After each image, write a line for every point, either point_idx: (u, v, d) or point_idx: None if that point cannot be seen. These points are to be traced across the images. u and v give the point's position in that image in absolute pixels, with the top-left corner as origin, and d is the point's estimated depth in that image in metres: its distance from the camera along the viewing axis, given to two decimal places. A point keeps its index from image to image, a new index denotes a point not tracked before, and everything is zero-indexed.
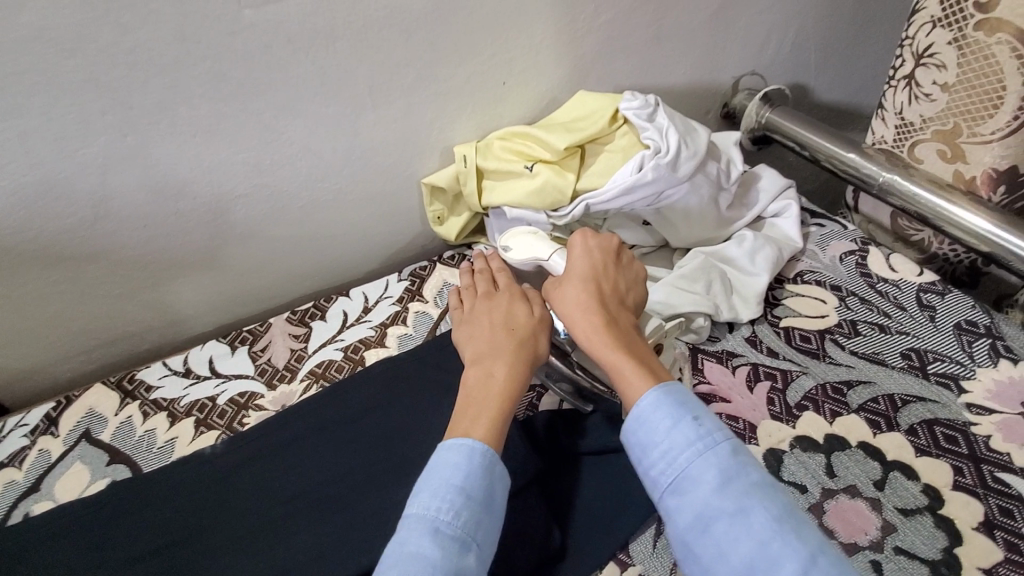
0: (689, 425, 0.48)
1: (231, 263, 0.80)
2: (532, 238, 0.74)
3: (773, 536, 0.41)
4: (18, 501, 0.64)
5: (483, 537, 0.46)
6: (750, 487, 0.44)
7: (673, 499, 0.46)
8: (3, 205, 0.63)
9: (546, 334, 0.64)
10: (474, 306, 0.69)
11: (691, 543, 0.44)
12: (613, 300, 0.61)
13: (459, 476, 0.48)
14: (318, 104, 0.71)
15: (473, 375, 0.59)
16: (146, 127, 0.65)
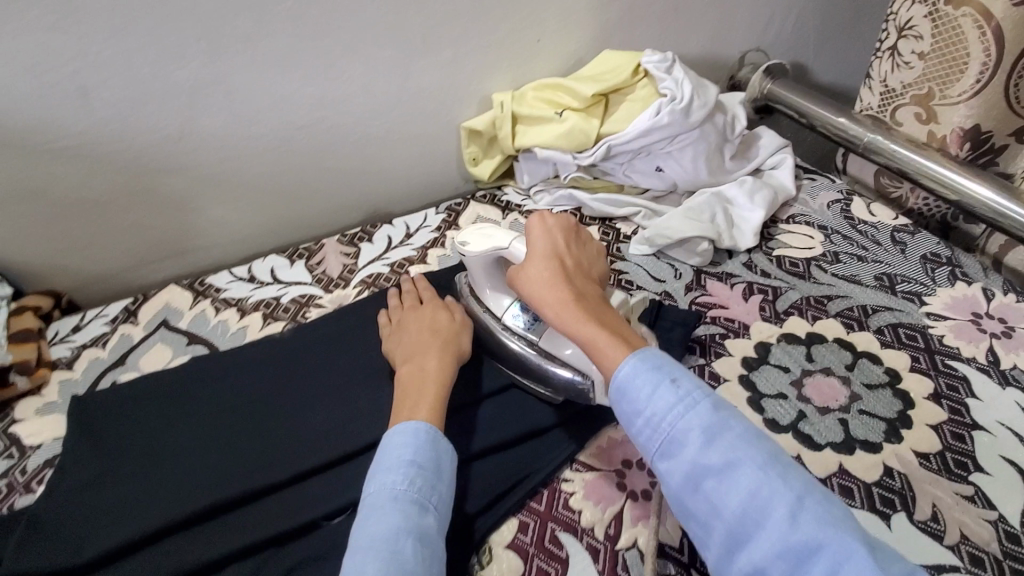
0: (669, 387, 0.45)
1: (291, 189, 0.87)
2: (489, 230, 0.66)
3: (762, 485, 0.40)
4: (104, 373, 0.72)
5: (439, 501, 0.48)
6: (734, 439, 0.42)
7: (662, 463, 0.44)
8: (106, 115, 0.71)
9: (469, 336, 0.67)
10: (400, 319, 0.69)
11: (685, 504, 0.43)
12: (575, 277, 0.58)
13: (410, 451, 0.50)
14: (379, 46, 0.80)
15: (406, 370, 0.60)
16: (232, 56, 0.73)
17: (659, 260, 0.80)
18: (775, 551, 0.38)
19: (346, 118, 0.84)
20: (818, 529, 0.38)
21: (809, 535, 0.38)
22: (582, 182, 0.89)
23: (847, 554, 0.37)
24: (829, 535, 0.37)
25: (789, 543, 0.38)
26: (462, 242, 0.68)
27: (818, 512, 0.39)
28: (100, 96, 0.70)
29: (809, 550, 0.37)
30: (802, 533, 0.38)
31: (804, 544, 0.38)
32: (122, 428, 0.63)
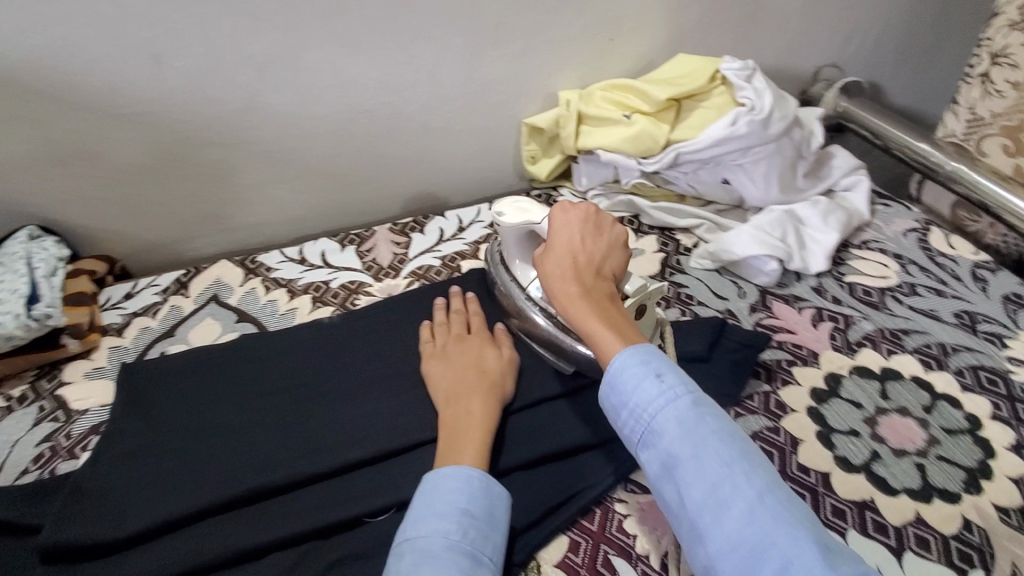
0: (651, 378, 0.44)
1: (347, 172, 0.86)
2: (527, 204, 0.65)
3: (728, 484, 0.38)
4: (154, 343, 0.71)
5: (493, 553, 0.45)
6: (709, 433, 0.41)
7: (643, 453, 0.44)
8: (177, 84, 0.71)
9: (514, 374, 0.61)
10: (446, 344, 0.64)
11: (660, 494, 0.42)
12: (589, 271, 0.54)
13: (463, 499, 0.47)
14: (452, 33, 0.78)
15: (451, 412, 0.56)
16: (305, 32, 0.72)
17: (721, 276, 0.77)
18: (729, 545, 0.36)
19: (409, 104, 0.83)
20: (774, 529, 0.36)
21: (764, 534, 0.36)
22: (643, 189, 0.86)
23: (799, 557, 0.34)
24: (785, 537, 0.35)
25: (742, 539, 0.36)
26: (497, 212, 0.66)
27: (780, 514, 0.37)
28: (173, 65, 0.69)
29: (760, 547, 0.36)
30: (757, 530, 0.36)
31: (757, 542, 0.36)
32: (169, 404, 0.61)
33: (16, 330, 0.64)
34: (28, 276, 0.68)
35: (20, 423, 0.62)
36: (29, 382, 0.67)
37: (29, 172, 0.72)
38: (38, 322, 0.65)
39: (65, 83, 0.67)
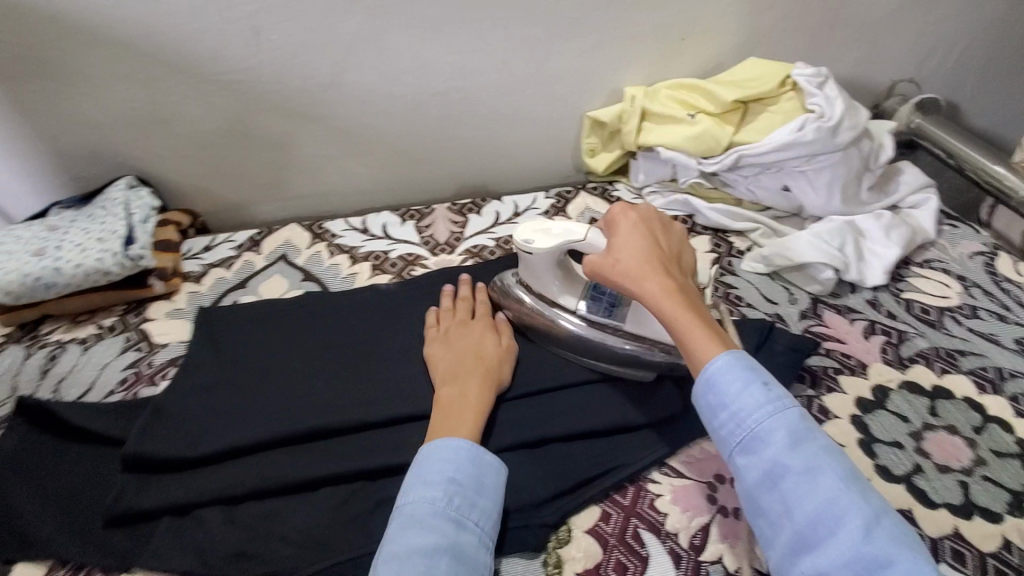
0: (760, 387, 0.45)
1: (414, 151, 0.90)
2: (551, 225, 0.62)
3: (841, 495, 0.40)
4: (228, 292, 0.77)
5: (480, 519, 0.47)
6: (818, 449, 0.43)
7: (742, 457, 0.45)
8: (270, 56, 0.76)
9: (511, 363, 0.62)
10: (448, 329, 0.65)
11: (759, 499, 0.43)
12: (669, 265, 0.57)
13: (451, 468, 0.48)
14: (527, 24, 0.80)
15: (447, 393, 0.57)
16: (390, 15, 0.75)
17: (774, 282, 0.77)
18: (841, 556, 0.39)
19: (480, 90, 0.85)
20: (888, 545, 0.38)
21: (879, 550, 0.38)
22: (700, 190, 0.87)
23: (916, 575, 0.36)
24: (900, 556, 0.37)
25: (856, 553, 0.38)
26: (524, 240, 0.62)
27: (891, 534, 0.39)
28: (269, 38, 0.75)
29: (875, 562, 0.38)
30: (870, 545, 0.38)
31: (872, 557, 0.38)
32: (240, 347, 0.67)
33: (114, 266, 0.70)
34: (127, 220, 0.74)
35: (109, 350, 0.69)
36: (118, 314, 0.73)
37: (134, 127, 0.80)
38: (132, 261, 0.71)
39: (174, 48, 0.74)
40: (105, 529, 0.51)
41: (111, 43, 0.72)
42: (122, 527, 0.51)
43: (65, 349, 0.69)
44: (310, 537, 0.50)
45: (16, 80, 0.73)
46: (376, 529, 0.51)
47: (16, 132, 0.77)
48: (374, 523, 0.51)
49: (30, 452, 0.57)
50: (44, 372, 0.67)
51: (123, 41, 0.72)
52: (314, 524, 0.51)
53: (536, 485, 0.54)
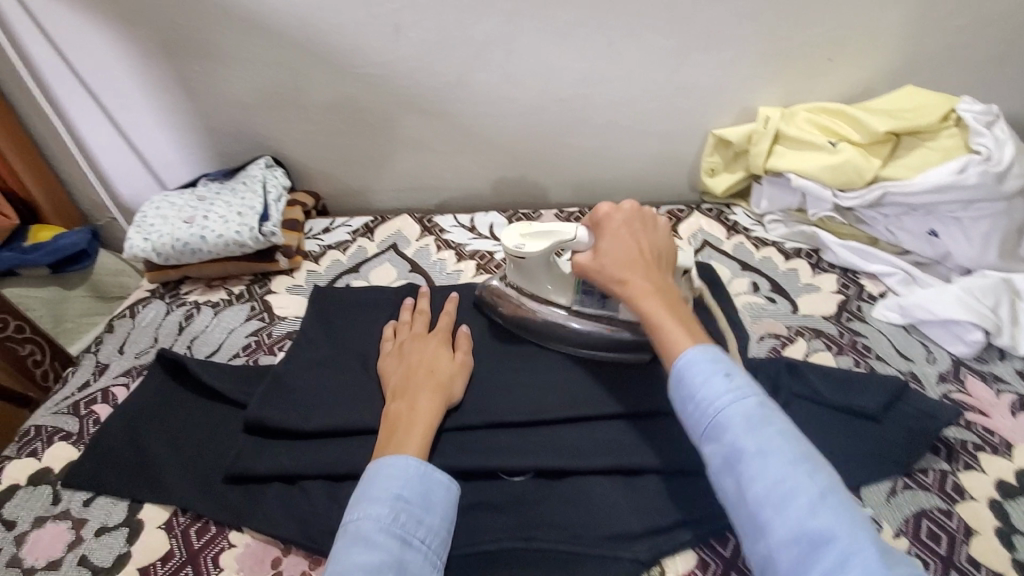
0: (721, 376, 0.46)
1: (527, 154, 0.90)
2: (539, 226, 0.62)
3: (791, 477, 0.40)
4: (342, 275, 0.81)
5: (427, 536, 0.46)
6: (774, 431, 0.42)
7: (705, 445, 0.45)
8: (407, 53, 0.79)
9: (465, 379, 0.61)
10: (402, 342, 0.64)
11: (720, 483, 0.43)
12: (651, 266, 0.57)
13: (397, 484, 0.47)
14: (663, 35, 0.77)
15: (396, 408, 0.55)
16: (526, 21, 0.75)
17: (908, 336, 0.70)
18: (787, 536, 0.38)
19: (603, 99, 0.83)
20: (834, 525, 0.37)
21: (824, 529, 0.37)
22: (830, 224, 0.80)
23: (858, 553, 0.36)
24: (845, 533, 0.37)
25: (803, 532, 0.38)
26: (515, 244, 0.63)
27: (841, 513, 0.38)
28: (408, 36, 0.77)
29: (820, 539, 0.37)
30: (819, 523, 0.38)
31: (817, 535, 0.37)
32: (351, 330, 0.70)
33: (249, 239, 0.76)
34: (263, 198, 0.80)
35: (237, 316, 0.75)
36: (246, 284, 0.80)
37: (276, 111, 0.86)
38: (264, 237, 0.76)
39: (321, 41, 0.78)
40: (223, 485, 0.55)
41: (268, 33, 0.78)
42: (237, 485, 0.55)
43: (199, 310, 0.76)
44: None
45: (186, 61, 0.81)
46: (468, 531, 0.52)
47: (178, 107, 0.86)
48: (467, 525, 0.52)
49: (164, 400, 0.62)
50: (181, 329, 0.74)
51: (278, 31, 0.77)
52: None
53: (629, 515, 0.52)
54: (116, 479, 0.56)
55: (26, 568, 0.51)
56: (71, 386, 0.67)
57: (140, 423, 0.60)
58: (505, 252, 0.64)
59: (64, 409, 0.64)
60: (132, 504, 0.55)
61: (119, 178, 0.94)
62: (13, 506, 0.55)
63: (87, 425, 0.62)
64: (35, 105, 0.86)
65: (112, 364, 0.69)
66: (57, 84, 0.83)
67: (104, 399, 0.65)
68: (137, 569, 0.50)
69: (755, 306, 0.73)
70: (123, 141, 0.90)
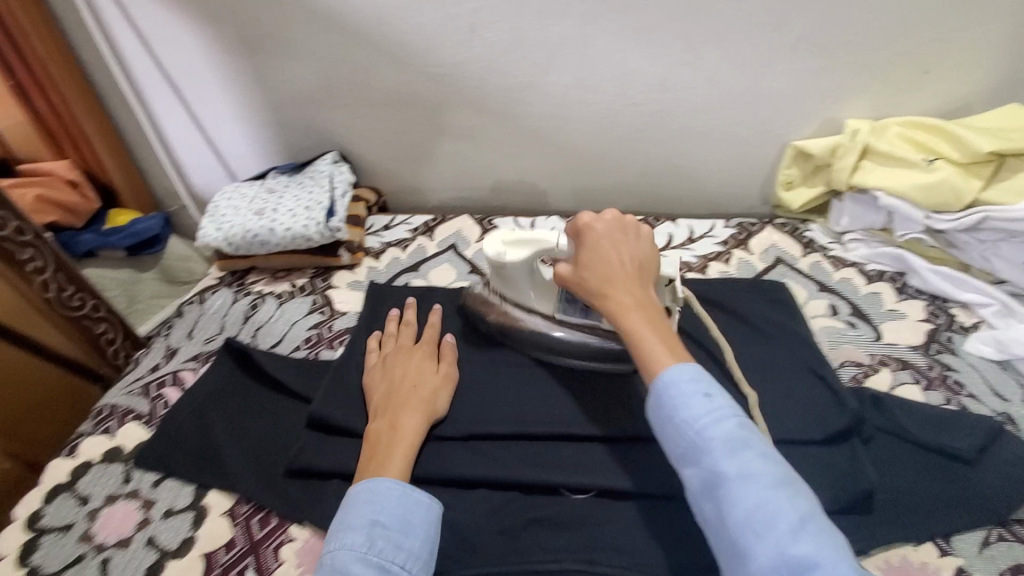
0: (701, 395, 0.44)
1: (592, 160, 0.88)
2: (519, 234, 0.61)
3: (771, 503, 0.38)
4: (401, 273, 0.81)
5: (408, 562, 0.45)
6: (754, 453, 0.41)
7: (686, 468, 0.43)
8: (479, 54, 0.78)
9: (450, 393, 0.60)
10: (387, 355, 0.63)
11: (700, 506, 0.41)
12: (633, 278, 0.52)
13: (374, 509, 0.46)
14: (747, 40, 0.74)
15: (376, 427, 0.54)
16: (603, 23, 0.73)
17: (1005, 373, 0.65)
18: (767, 564, 0.36)
19: (677, 105, 0.80)
20: (816, 553, 0.36)
21: (807, 556, 0.36)
22: (918, 247, 0.75)
23: None
24: (828, 560, 0.35)
25: (783, 560, 0.36)
26: (496, 252, 0.62)
27: (822, 539, 0.37)
28: (483, 36, 0.77)
29: (802, 567, 0.36)
30: (801, 550, 0.36)
31: (798, 563, 0.36)
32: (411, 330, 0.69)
33: (315, 234, 0.77)
34: (330, 193, 0.81)
35: (299, 308, 0.76)
36: (309, 277, 0.81)
37: (346, 107, 0.87)
38: (330, 232, 0.77)
39: (396, 39, 0.78)
40: (284, 478, 0.55)
41: (344, 30, 0.78)
42: (298, 479, 0.55)
43: (264, 300, 0.77)
44: (463, 537, 0.51)
45: (264, 56, 0.83)
46: (528, 547, 0.50)
47: (253, 100, 0.88)
48: (527, 541, 0.51)
49: (228, 388, 0.63)
50: (246, 318, 0.75)
51: (355, 28, 0.78)
52: (469, 522, 0.52)
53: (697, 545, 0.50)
54: (181, 463, 0.57)
55: (98, 544, 0.53)
56: (143, 368, 0.69)
57: (207, 409, 0.61)
58: (487, 261, 0.63)
59: (136, 390, 0.66)
60: (198, 489, 0.56)
61: (193, 167, 0.97)
62: (87, 482, 0.57)
63: (157, 407, 0.64)
64: (120, 94, 0.89)
65: (182, 349, 0.71)
66: (143, 75, 0.86)
67: (174, 382, 0.66)
68: (201, 554, 0.51)
69: (833, 330, 0.70)
70: (199, 132, 0.93)
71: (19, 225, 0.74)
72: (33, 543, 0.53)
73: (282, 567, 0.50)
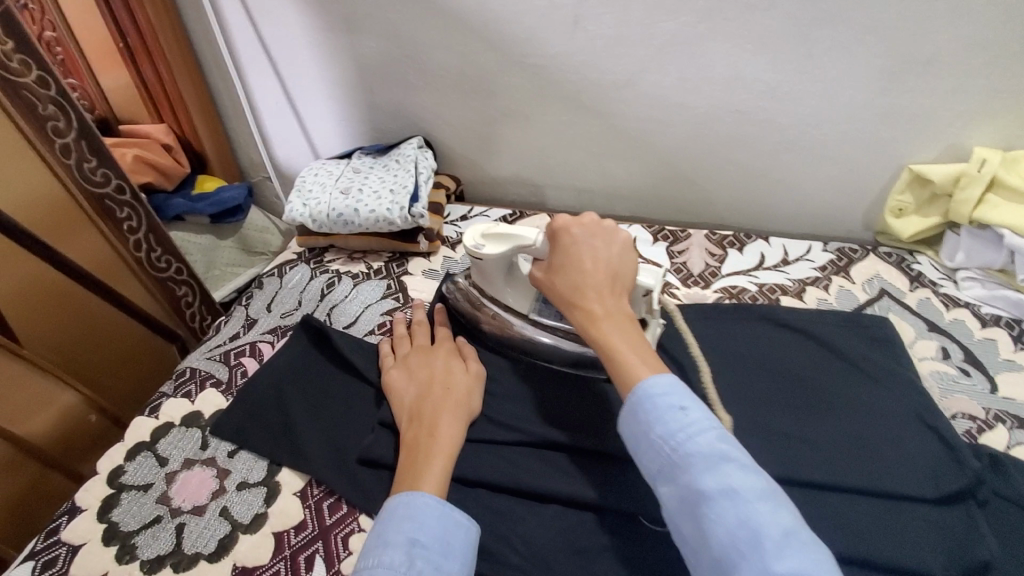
0: (676, 408, 0.42)
1: (684, 166, 0.84)
2: (500, 228, 0.59)
3: (752, 520, 0.36)
4: None
5: None
6: (734, 467, 0.39)
7: (663, 486, 0.41)
8: (580, 47, 0.75)
9: (481, 390, 0.59)
10: (406, 356, 0.61)
11: (680, 526, 0.40)
12: (607, 286, 0.50)
13: (412, 527, 0.43)
14: (876, 53, 0.68)
15: (413, 432, 0.53)
16: (719, 22, 0.69)
17: None
18: None
19: (786, 116, 0.75)
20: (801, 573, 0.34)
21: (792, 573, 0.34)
22: None
23: None
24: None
25: None
26: (475, 243, 0.60)
27: (808, 558, 0.35)
28: (586, 29, 0.73)
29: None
30: (786, 569, 0.34)
31: None
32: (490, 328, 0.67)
33: (398, 218, 0.76)
34: (414, 176, 0.80)
35: (374, 291, 0.75)
36: (385, 260, 0.80)
37: (435, 93, 0.85)
38: (412, 218, 0.76)
39: (495, 26, 0.76)
40: (356, 465, 0.55)
41: (444, 12, 0.77)
42: (369, 467, 0.55)
43: (340, 280, 0.77)
44: (534, 553, 0.49)
45: (361, 36, 0.82)
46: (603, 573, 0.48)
47: (345, 79, 0.88)
48: (602, 565, 0.48)
49: (303, 364, 0.63)
50: (323, 296, 0.75)
51: (455, 12, 0.76)
52: (541, 538, 0.50)
53: None
54: (256, 437, 0.57)
55: (174, 508, 0.53)
56: (223, 335, 0.71)
57: (282, 384, 0.61)
58: (466, 253, 0.61)
59: (217, 357, 0.67)
60: (271, 465, 0.56)
61: (279, 141, 0.99)
62: (168, 443, 0.58)
63: (235, 376, 0.64)
64: (218, 63, 0.90)
65: (260, 320, 0.72)
66: (240, 46, 0.87)
67: (252, 352, 0.67)
68: (273, 532, 0.51)
69: (943, 376, 0.64)
70: (288, 106, 0.94)
71: (119, 183, 0.77)
72: (114, 498, 0.54)
73: (350, 557, 0.49)
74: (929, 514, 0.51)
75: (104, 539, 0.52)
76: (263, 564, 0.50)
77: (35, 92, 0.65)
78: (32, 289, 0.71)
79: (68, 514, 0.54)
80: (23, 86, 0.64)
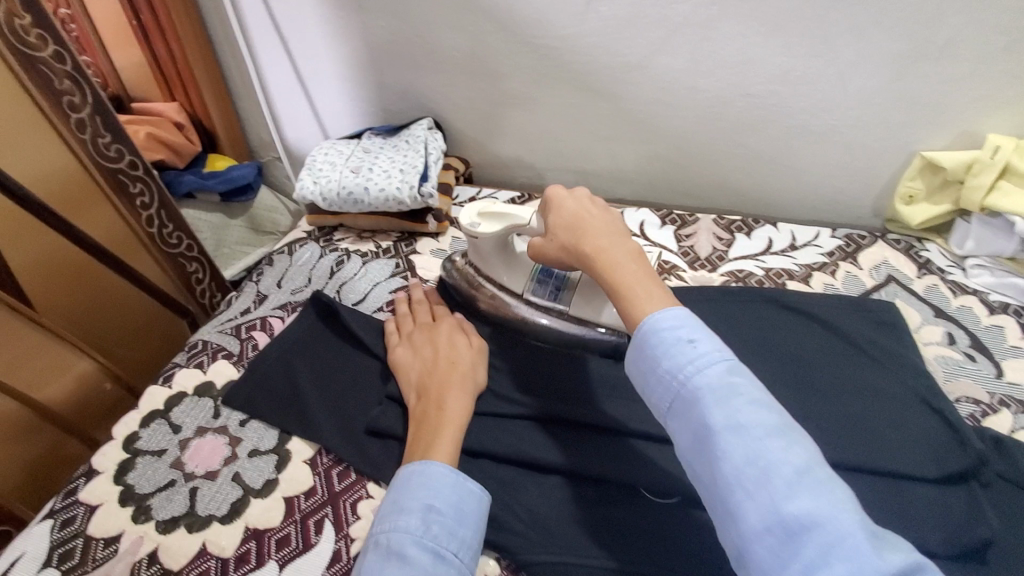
0: (685, 343, 0.42)
1: (694, 151, 0.84)
2: (494, 207, 0.63)
3: (763, 455, 0.36)
4: None
5: (462, 550, 0.43)
6: (745, 401, 0.38)
7: (673, 422, 0.41)
8: (592, 28, 0.75)
9: (486, 364, 0.60)
10: (411, 334, 0.62)
11: (690, 462, 0.40)
12: (607, 228, 0.52)
13: (429, 494, 0.44)
14: (890, 37, 0.67)
15: (422, 407, 0.54)
16: (732, 4, 0.69)
17: None
18: (761, 521, 0.34)
19: (797, 101, 0.75)
20: (811, 505, 0.34)
21: (800, 509, 0.34)
22: None
23: (841, 537, 0.32)
24: (823, 511, 0.33)
25: (777, 517, 0.34)
26: (470, 222, 0.64)
27: (819, 492, 0.34)
28: (599, 9, 0.73)
29: (797, 521, 0.34)
30: (796, 505, 0.34)
31: (795, 519, 0.34)
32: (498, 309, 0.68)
33: (407, 198, 0.76)
34: (424, 157, 0.80)
35: (383, 270, 0.76)
36: (395, 240, 0.81)
37: (446, 74, 0.86)
38: (421, 198, 0.76)
39: (508, 7, 0.76)
40: (365, 435, 0.56)
41: None
42: (377, 439, 0.56)
43: (350, 258, 0.78)
44: (539, 522, 0.50)
45: (372, 15, 0.82)
46: (609, 544, 0.49)
47: (356, 59, 0.88)
48: (605, 536, 0.49)
49: (315, 340, 0.64)
50: (333, 274, 0.76)
51: None
52: (545, 509, 0.51)
53: None
54: (266, 410, 0.58)
55: (187, 472, 0.55)
56: (234, 310, 0.72)
57: (292, 357, 0.62)
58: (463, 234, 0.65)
59: (228, 330, 0.68)
60: (282, 433, 0.57)
61: (288, 121, 0.99)
62: (181, 411, 0.59)
63: (246, 348, 0.65)
64: (230, 41, 0.90)
65: (271, 296, 0.73)
66: (253, 24, 0.87)
67: (263, 327, 0.68)
68: (283, 497, 0.53)
69: (949, 361, 0.65)
70: (299, 86, 0.94)
71: (132, 159, 0.78)
72: (129, 463, 0.56)
73: (359, 522, 0.50)
74: (931, 494, 0.52)
75: (120, 501, 0.53)
76: (274, 527, 0.51)
77: (51, 66, 0.66)
78: (52, 259, 0.72)
79: (85, 476, 0.55)
80: (40, 60, 0.65)
